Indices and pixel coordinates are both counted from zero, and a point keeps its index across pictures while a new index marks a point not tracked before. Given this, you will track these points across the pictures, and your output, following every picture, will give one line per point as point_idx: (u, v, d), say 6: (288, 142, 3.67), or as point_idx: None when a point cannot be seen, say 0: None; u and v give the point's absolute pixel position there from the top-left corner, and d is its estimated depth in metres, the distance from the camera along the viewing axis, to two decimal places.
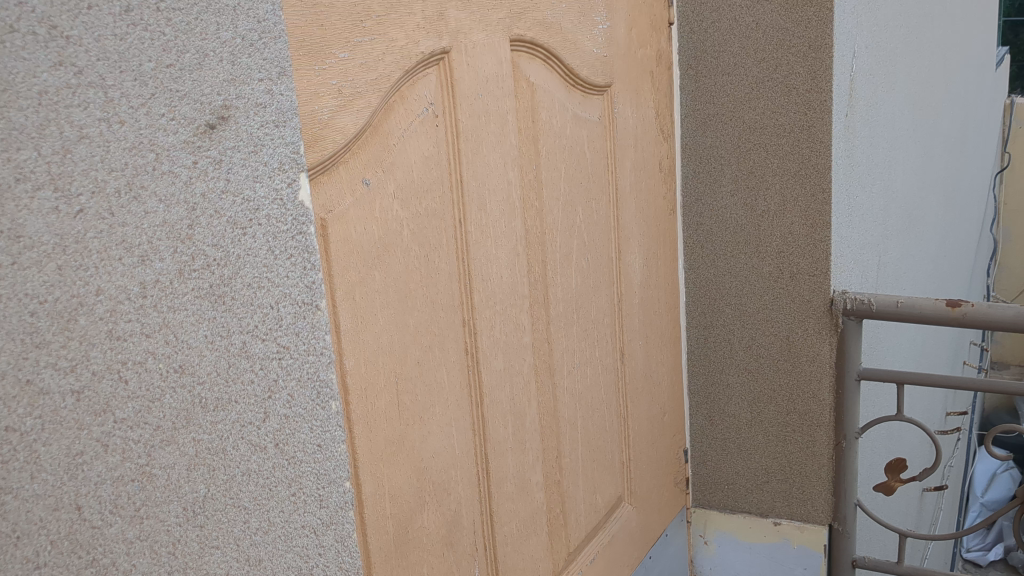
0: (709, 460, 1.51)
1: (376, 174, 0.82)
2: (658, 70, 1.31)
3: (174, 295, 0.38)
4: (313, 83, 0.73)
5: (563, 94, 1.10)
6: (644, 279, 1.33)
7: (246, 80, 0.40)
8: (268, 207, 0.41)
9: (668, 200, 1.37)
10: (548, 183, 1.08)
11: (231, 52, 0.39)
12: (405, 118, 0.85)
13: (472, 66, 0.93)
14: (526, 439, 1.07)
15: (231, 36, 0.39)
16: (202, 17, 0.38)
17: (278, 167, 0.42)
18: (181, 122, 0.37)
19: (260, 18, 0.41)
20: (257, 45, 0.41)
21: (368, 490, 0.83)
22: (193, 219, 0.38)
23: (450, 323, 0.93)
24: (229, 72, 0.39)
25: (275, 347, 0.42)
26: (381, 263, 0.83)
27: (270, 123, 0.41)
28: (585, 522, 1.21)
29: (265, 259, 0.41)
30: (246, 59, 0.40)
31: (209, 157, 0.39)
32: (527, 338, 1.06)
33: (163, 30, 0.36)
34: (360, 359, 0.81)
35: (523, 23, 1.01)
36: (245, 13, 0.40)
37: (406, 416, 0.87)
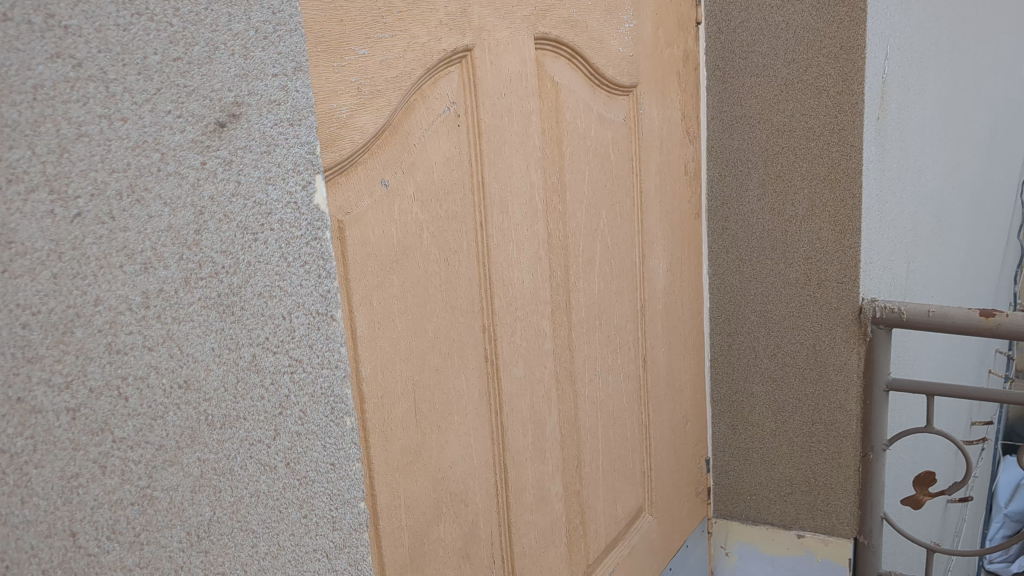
0: (731, 470, 1.48)
1: (395, 175, 0.79)
2: (685, 70, 1.28)
3: (180, 305, 0.35)
4: (332, 82, 0.71)
5: (588, 95, 1.07)
6: (668, 285, 1.30)
7: (259, 75, 0.38)
8: (280, 211, 0.39)
9: (693, 204, 1.34)
10: (572, 185, 1.05)
11: (243, 45, 0.37)
12: (426, 117, 0.83)
13: (496, 64, 0.91)
14: (546, 449, 1.04)
15: (243, 28, 0.37)
16: (212, 7, 0.35)
17: (292, 168, 0.39)
18: (189, 120, 0.35)
19: (274, 8, 0.38)
20: (271, 38, 0.38)
21: (383, 501, 0.81)
22: (201, 224, 0.36)
23: (470, 329, 0.91)
24: (241, 67, 0.37)
25: (287, 360, 0.40)
26: (399, 267, 0.80)
27: (283, 121, 0.39)
28: (606, 534, 1.19)
29: (278, 266, 0.39)
30: (259, 53, 0.38)
31: (219, 157, 0.36)
32: (548, 344, 1.03)
33: (170, 21, 0.34)
34: (377, 366, 0.79)
35: (547, 21, 0.98)
36: (258, 4, 0.37)
37: (424, 426, 0.85)
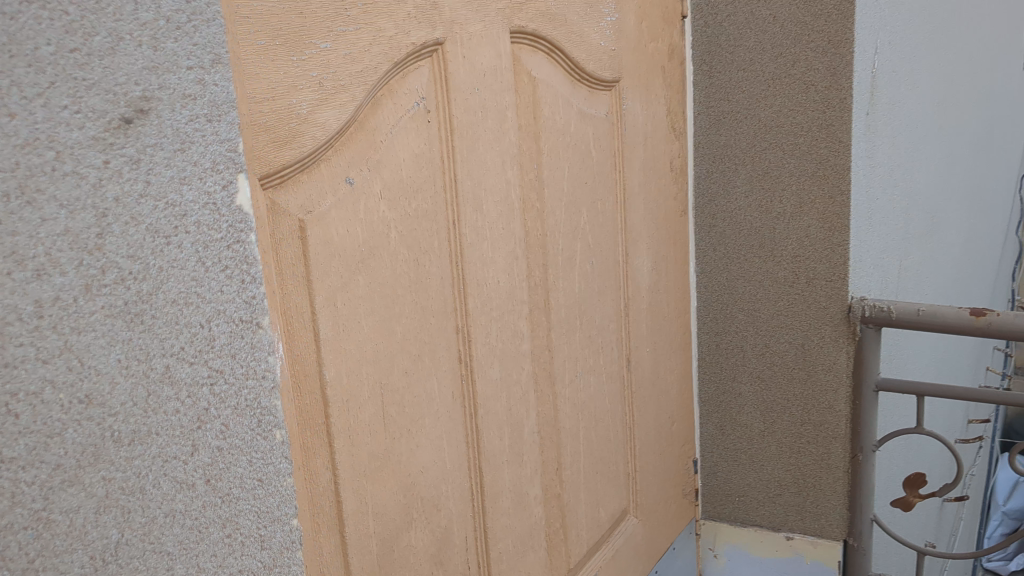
0: (720, 471, 1.45)
1: (360, 172, 0.77)
2: (671, 64, 1.25)
3: (80, 314, 0.33)
4: (291, 76, 0.69)
5: (567, 90, 1.05)
6: (653, 284, 1.27)
7: (171, 68, 0.35)
8: (197, 213, 0.36)
9: (680, 200, 1.32)
10: (550, 182, 1.03)
11: (152, 36, 0.34)
12: (394, 113, 0.80)
13: (469, 58, 0.88)
14: (524, 452, 1.02)
15: (152, 18, 0.34)
16: None
17: (211, 167, 0.37)
18: (89, 116, 0.32)
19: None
20: (185, 28, 0.35)
21: (350, 508, 0.79)
22: (104, 227, 0.33)
23: (442, 331, 0.88)
24: (150, 59, 0.34)
25: (206, 371, 0.37)
26: (365, 268, 0.78)
27: (200, 117, 0.36)
28: (588, 538, 1.16)
29: (194, 271, 0.37)
30: (171, 44, 0.35)
31: (125, 155, 0.34)
32: (525, 345, 1.01)
33: (66, 9, 0.31)
34: (341, 370, 0.77)
35: (523, 14, 0.95)
36: None
37: (392, 430, 0.83)
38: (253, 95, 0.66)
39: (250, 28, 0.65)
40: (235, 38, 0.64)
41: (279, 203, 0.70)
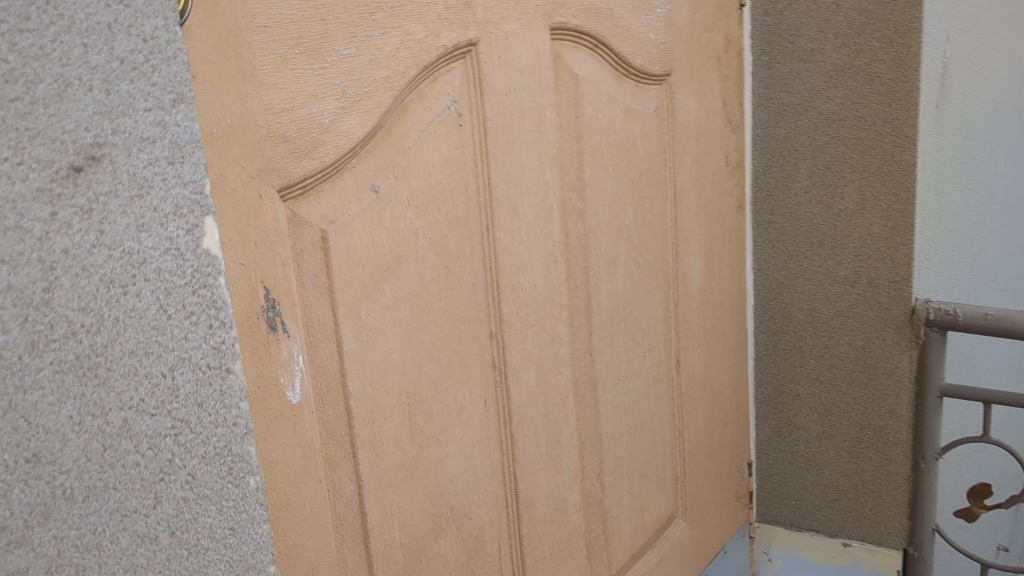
0: (775, 474, 1.41)
1: (387, 180, 0.76)
2: (727, 55, 1.20)
3: (25, 371, 0.32)
4: (311, 85, 0.68)
5: (612, 86, 1.02)
6: (706, 283, 1.23)
7: (127, 109, 0.34)
8: (158, 260, 0.35)
9: (736, 196, 1.27)
10: (593, 183, 1.00)
11: (105, 76, 0.33)
12: (423, 117, 0.78)
13: (505, 58, 0.86)
14: (562, 458, 1.00)
15: (105, 58, 0.33)
16: (62, 36, 0.31)
17: (175, 212, 0.36)
18: (33, 167, 0.31)
19: (147, 35, 0.34)
20: (141, 67, 0.34)
21: (373, 518, 0.78)
22: (49, 282, 0.32)
23: (474, 337, 0.87)
24: (103, 104, 0.33)
25: (170, 424, 0.36)
26: (391, 277, 0.77)
27: (160, 159, 0.35)
28: (631, 543, 1.14)
29: (155, 320, 0.35)
30: (127, 84, 0.34)
31: (74, 205, 0.32)
32: (564, 350, 0.99)
33: (3, 55, 0.30)
34: (366, 380, 0.76)
35: (565, 10, 0.92)
36: (124, 28, 0.33)
37: (420, 439, 0.81)
38: (271, 106, 0.65)
39: (268, 37, 0.64)
40: (251, 49, 0.63)
41: (301, 214, 0.69)
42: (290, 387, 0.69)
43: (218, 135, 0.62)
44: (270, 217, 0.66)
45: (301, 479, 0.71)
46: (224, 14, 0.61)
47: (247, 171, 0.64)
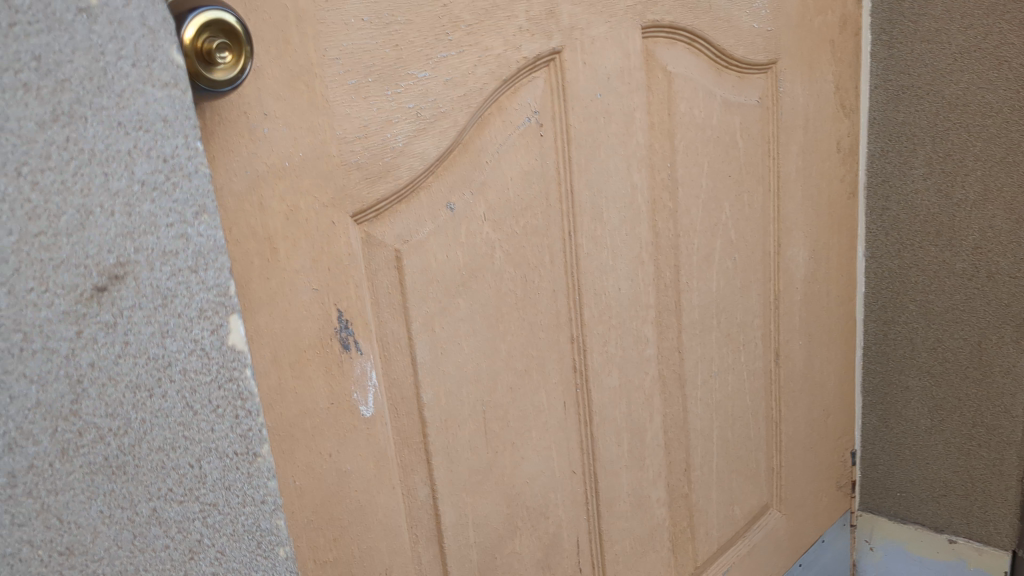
0: (880, 464, 1.37)
1: (463, 196, 0.77)
2: (842, 37, 1.15)
3: (56, 476, 0.38)
4: (385, 111, 0.69)
5: (710, 80, 0.99)
6: (810, 273, 1.20)
7: (148, 228, 0.40)
8: (181, 362, 0.41)
9: (848, 182, 1.22)
10: (685, 181, 0.98)
11: (126, 200, 0.39)
12: (502, 131, 0.79)
13: (591, 63, 0.85)
14: (646, 456, 1.01)
15: (126, 184, 0.39)
16: (84, 170, 0.37)
17: (199, 315, 0.42)
18: (60, 293, 0.37)
19: (166, 156, 0.40)
20: (163, 187, 0.40)
21: (448, 520, 0.81)
22: (78, 394, 0.38)
23: (553, 343, 0.88)
24: (125, 225, 0.39)
25: (197, 507, 0.43)
26: (467, 290, 0.78)
27: (183, 269, 0.41)
28: (719, 535, 1.14)
29: (181, 416, 0.42)
30: (148, 204, 0.40)
31: (101, 323, 0.38)
32: (650, 350, 0.98)
33: (29, 197, 0.36)
34: (440, 391, 0.78)
35: (659, 7, 0.90)
36: (142, 154, 0.39)
37: (496, 444, 0.84)
38: (343, 135, 0.67)
39: (340, 69, 0.65)
40: (323, 82, 0.65)
41: (375, 236, 0.71)
42: (362, 401, 0.72)
43: (290, 168, 0.64)
44: (343, 242, 0.69)
45: (375, 486, 0.74)
46: (295, 51, 0.63)
47: (319, 200, 0.66)
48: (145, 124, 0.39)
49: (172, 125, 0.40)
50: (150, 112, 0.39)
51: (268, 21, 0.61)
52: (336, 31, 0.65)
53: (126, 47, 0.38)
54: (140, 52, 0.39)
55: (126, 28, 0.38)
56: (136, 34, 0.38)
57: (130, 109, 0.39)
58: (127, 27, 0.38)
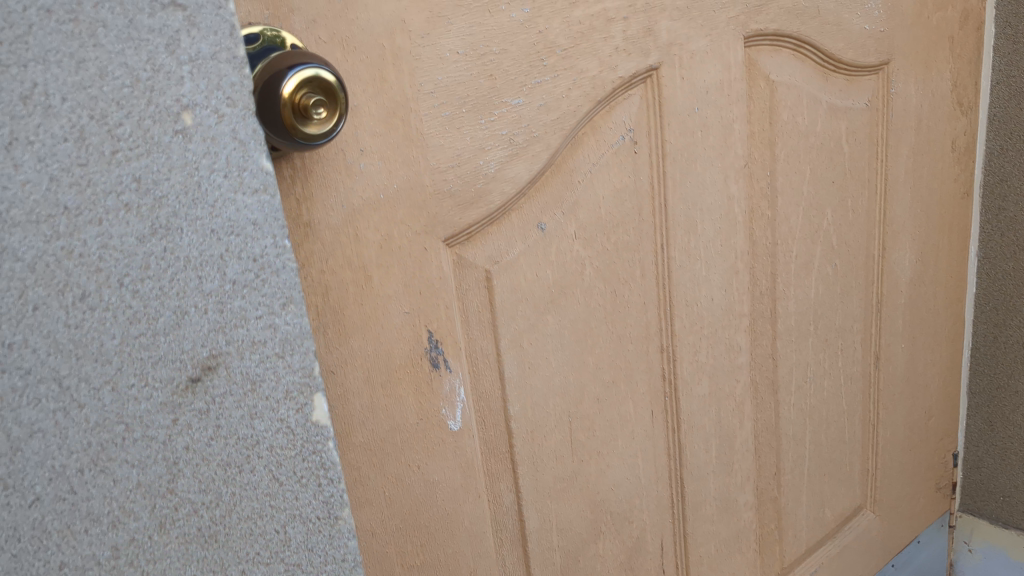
0: (984, 467, 1.34)
1: (554, 216, 0.78)
2: (963, 33, 1.10)
3: (154, 546, 0.42)
4: (478, 140, 0.70)
5: (816, 85, 0.96)
6: (917, 276, 1.17)
7: (240, 321, 0.43)
8: (269, 439, 0.45)
9: (962, 182, 1.18)
10: (785, 189, 0.96)
11: (219, 299, 0.42)
12: (595, 150, 0.79)
13: (689, 78, 0.84)
14: (734, 461, 1.01)
15: (219, 284, 0.42)
16: (179, 274, 0.41)
17: (286, 396, 0.46)
18: (158, 386, 0.41)
19: (256, 255, 0.44)
20: (254, 283, 0.44)
21: (532, 525, 0.84)
22: (174, 475, 0.42)
23: (643, 354, 0.88)
24: (217, 320, 0.42)
25: (282, 566, 0.47)
26: (556, 307, 0.80)
27: (271, 356, 0.45)
28: (808, 536, 1.14)
29: (268, 488, 0.46)
30: (240, 300, 0.43)
31: (195, 410, 0.42)
32: (743, 358, 0.98)
33: (129, 303, 0.39)
34: (527, 404, 0.80)
35: (763, 16, 0.88)
36: (235, 255, 0.43)
37: (581, 453, 0.85)
38: (437, 165, 0.68)
39: (435, 102, 0.67)
40: (418, 115, 0.66)
41: (466, 258, 0.73)
42: (451, 416, 0.75)
43: (385, 200, 0.66)
44: (434, 266, 0.71)
45: (461, 495, 0.77)
46: (391, 87, 0.64)
47: (411, 228, 0.69)
48: (237, 229, 0.43)
49: (262, 227, 0.44)
50: (241, 216, 0.43)
51: (365, 61, 0.63)
52: (431, 65, 0.66)
53: (219, 160, 0.42)
54: (230, 162, 0.42)
55: (217, 141, 0.42)
56: (227, 147, 0.42)
57: (222, 216, 0.42)
58: (219, 141, 0.42)
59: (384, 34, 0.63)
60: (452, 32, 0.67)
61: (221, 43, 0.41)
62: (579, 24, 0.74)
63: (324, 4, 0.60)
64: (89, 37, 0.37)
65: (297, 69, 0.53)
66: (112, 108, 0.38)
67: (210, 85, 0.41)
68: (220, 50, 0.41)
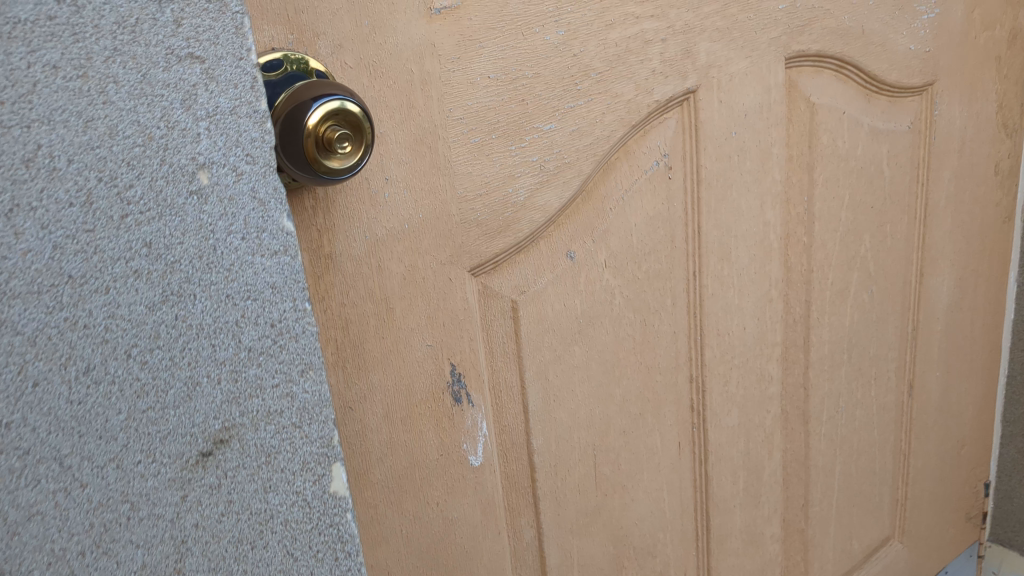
0: (1017, 497, 1.30)
1: (584, 244, 0.75)
2: (1010, 53, 1.06)
3: None
4: (507, 167, 0.67)
5: (857, 107, 0.93)
6: (953, 303, 1.13)
7: (255, 392, 0.45)
8: (283, 512, 0.47)
9: (1003, 206, 1.14)
10: (822, 215, 0.93)
11: (232, 370, 0.43)
12: (629, 176, 0.76)
13: (728, 101, 0.81)
14: (762, 493, 0.98)
15: (233, 354, 0.43)
16: (191, 344, 0.42)
17: (302, 466, 0.47)
18: (166, 462, 0.42)
19: (275, 319, 0.45)
20: (272, 351, 0.45)
21: (553, 561, 0.81)
22: (183, 553, 0.43)
23: (671, 385, 0.85)
24: (230, 391, 0.44)
25: None
26: (583, 338, 0.77)
27: (285, 428, 0.46)
28: (834, 569, 1.11)
29: (281, 561, 0.47)
30: (255, 370, 0.44)
31: (206, 483, 0.43)
32: (774, 388, 0.95)
33: (136, 377, 0.40)
34: (551, 438, 0.77)
35: (806, 37, 0.84)
36: (251, 323, 0.44)
37: (605, 487, 0.82)
38: (464, 194, 0.66)
39: (464, 128, 0.64)
40: (446, 142, 0.64)
41: (492, 287, 0.70)
42: (472, 451, 0.72)
43: (410, 230, 0.63)
44: (459, 298, 0.68)
45: (481, 532, 0.75)
46: (420, 114, 0.62)
47: (437, 258, 0.66)
48: (255, 291, 0.44)
49: (281, 290, 0.45)
50: (259, 280, 0.44)
51: (393, 86, 0.60)
52: (460, 90, 0.63)
53: (235, 221, 0.42)
54: (247, 223, 0.43)
55: (234, 200, 0.42)
56: (245, 207, 0.43)
57: (238, 280, 0.43)
58: (236, 202, 0.42)
59: (412, 58, 0.60)
60: (484, 56, 0.64)
61: (239, 99, 0.42)
62: (615, 46, 0.71)
63: (351, 28, 0.57)
64: (99, 94, 0.37)
65: (324, 100, 0.51)
66: (122, 168, 0.38)
67: (227, 143, 0.42)
68: (239, 105, 0.42)
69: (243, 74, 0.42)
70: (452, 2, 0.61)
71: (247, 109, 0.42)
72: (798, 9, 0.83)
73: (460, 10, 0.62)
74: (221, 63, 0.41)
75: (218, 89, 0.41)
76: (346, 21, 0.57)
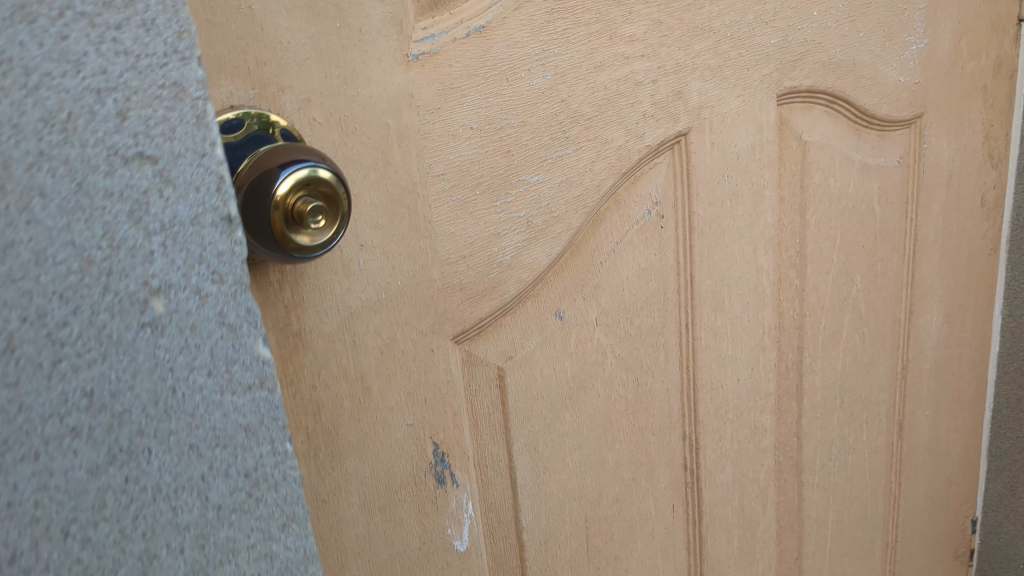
0: (1004, 533, 1.27)
1: (574, 302, 0.68)
2: (996, 81, 1.02)
3: None
4: (493, 224, 0.61)
5: (848, 143, 0.88)
6: (942, 339, 1.09)
7: (225, 555, 0.40)
8: None
9: (990, 238, 1.11)
10: (815, 257, 0.88)
11: (198, 532, 0.39)
12: (619, 227, 0.70)
13: (720, 143, 0.75)
14: (756, 550, 0.93)
15: (199, 513, 0.39)
16: (147, 508, 0.37)
17: None
18: None
19: (246, 467, 0.40)
20: (243, 506, 0.40)
21: None
22: None
23: (665, 446, 0.80)
24: (196, 556, 0.39)
25: None
26: (574, 404, 0.70)
27: None
28: None
29: None
30: (224, 528, 0.40)
31: None
32: (768, 440, 0.90)
33: (82, 552, 0.35)
34: (541, 513, 0.71)
35: (798, 72, 0.80)
36: (220, 476, 0.39)
37: (597, 560, 0.76)
38: (446, 256, 0.59)
39: (446, 185, 0.58)
40: (426, 201, 0.57)
41: (477, 355, 0.64)
42: (457, 535, 0.65)
43: (387, 300, 0.57)
44: (442, 370, 0.61)
45: None
46: (396, 172, 0.55)
47: (417, 328, 0.59)
48: (222, 435, 0.39)
49: (255, 431, 0.40)
50: (228, 424, 0.39)
51: (367, 143, 0.53)
52: (441, 143, 0.57)
53: (199, 354, 0.38)
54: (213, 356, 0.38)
55: (195, 330, 0.37)
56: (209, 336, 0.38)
57: (203, 426, 0.38)
58: (199, 332, 0.38)
59: (388, 111, 0.54)
60: (466, 104, 0.58)
61: (200, 202, 0.37)
62: (605, 89, 0.65)
63: (320, 79, 0.51)
64: (23, 215, 0.32)
65: (295, 167, 0.44)
66: (55, 304, 0.33)
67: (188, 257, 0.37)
68: (201, 214, 0.37)
69: (205, 173, 0.37)
70: (431, 47, 0.55)
71: (212, 218, 0.38)
72: (791, 44, 0.78)
73: (440, 55, 0.56)
74: (178, 165, 0.36)
75: (174, 197, 0.36)
76: (314, 72, 0.50)
